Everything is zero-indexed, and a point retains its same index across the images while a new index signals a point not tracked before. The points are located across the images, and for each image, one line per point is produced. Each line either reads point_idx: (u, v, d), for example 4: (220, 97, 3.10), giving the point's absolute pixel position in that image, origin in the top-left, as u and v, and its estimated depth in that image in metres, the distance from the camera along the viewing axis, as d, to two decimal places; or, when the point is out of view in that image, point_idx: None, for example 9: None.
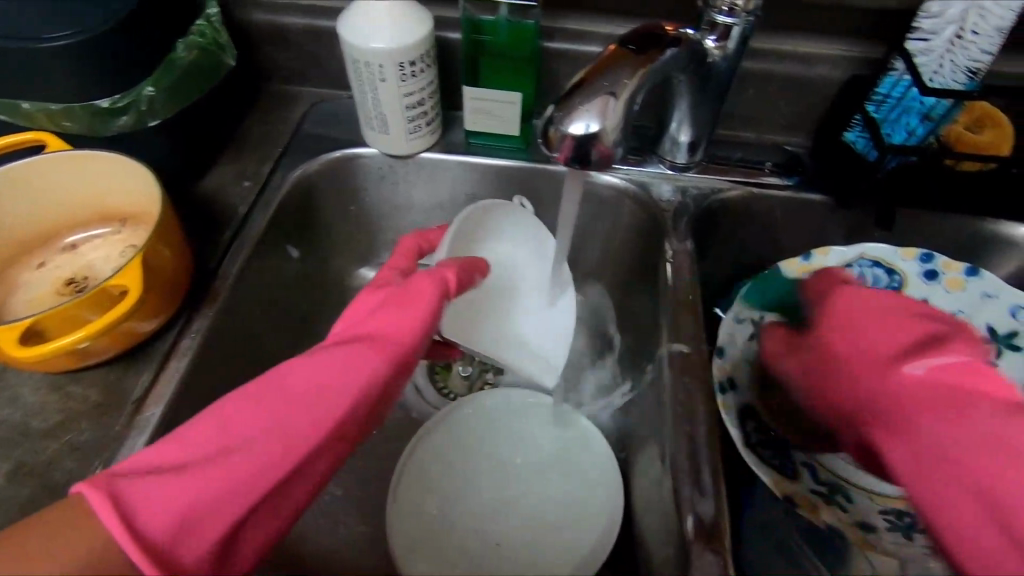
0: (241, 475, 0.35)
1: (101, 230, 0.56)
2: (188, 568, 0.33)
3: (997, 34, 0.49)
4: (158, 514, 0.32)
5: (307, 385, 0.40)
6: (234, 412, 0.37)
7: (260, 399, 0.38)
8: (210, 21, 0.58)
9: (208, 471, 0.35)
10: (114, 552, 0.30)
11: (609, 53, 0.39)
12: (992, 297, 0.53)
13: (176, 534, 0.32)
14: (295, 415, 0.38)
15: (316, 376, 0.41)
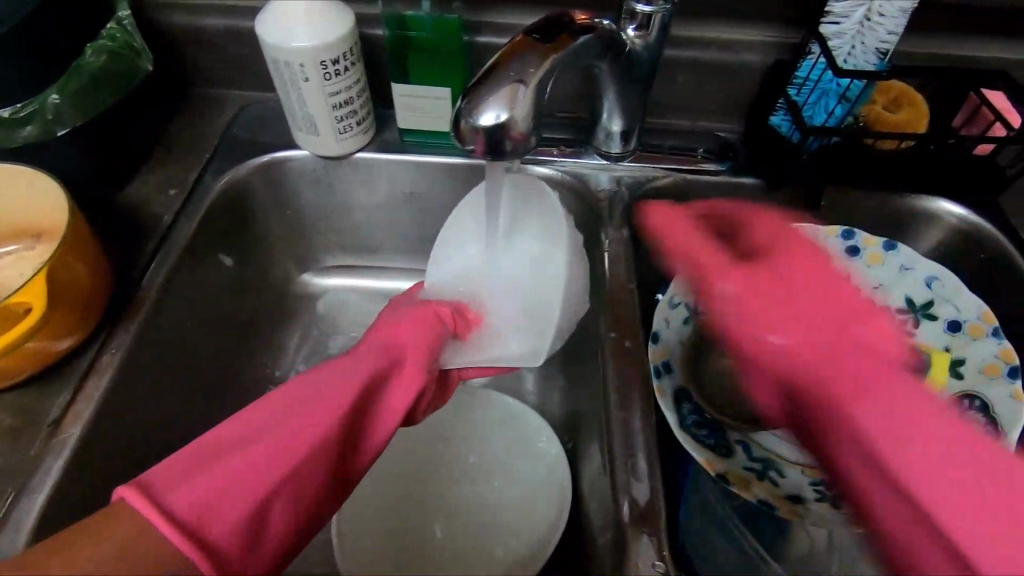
0: (264, 467, 0.38)
1: (13, 247, 0.53)
2: (220, 549, 0.35)
3: (901, 14, 0.51)
4: (183, 496, 0.35)
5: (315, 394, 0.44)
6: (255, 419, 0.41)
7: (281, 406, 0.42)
8: (121, 24, 0.56)
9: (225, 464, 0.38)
10: (152, 540, 0.33)
11: (516, 42, 0.39)
12: (909, 269, 0.54)
13: (207, 517, 0.35)
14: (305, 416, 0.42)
15: (325, 383, 0.45)
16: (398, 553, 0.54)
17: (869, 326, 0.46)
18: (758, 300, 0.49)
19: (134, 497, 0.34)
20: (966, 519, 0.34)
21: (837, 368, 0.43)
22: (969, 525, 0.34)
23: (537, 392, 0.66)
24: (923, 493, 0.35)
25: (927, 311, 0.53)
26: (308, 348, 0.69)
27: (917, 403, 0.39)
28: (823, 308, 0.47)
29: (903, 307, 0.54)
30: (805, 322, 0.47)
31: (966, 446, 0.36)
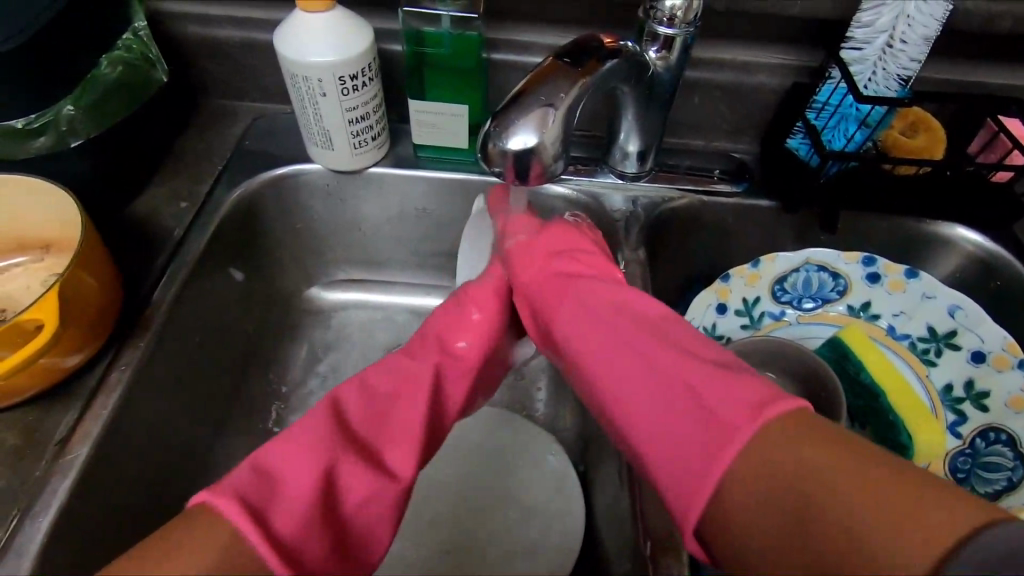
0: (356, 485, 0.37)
1: (20, 258, 0.52)
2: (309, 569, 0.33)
3: (924, 42, 0.50)
4: (286, 522, 0.33)
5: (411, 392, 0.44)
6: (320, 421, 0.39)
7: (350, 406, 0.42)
8: (137, 34, 0.56)
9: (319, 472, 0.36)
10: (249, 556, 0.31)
11: (545, 67, 0.39)
12: (931, 298, 0.54)
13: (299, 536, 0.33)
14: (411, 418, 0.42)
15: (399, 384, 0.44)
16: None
17: (565, 243, 0.53)
18: (530, 252, 0.52)
19: (221, 505, 0.32)
20: (639, 404, 0.39)
21: (545, 292, 0.49)
22: (661, 409, 0.38)
23: (548, 412, 0.65)
24: (624, 389, 0.41)
25: (948, 340, 0.53)
26: (315, 362, 0.68)
27: (618, 316, 0.44)
28: (545, 249, 0.52)
29: (925, 335, 0.54)
30: (530, 263, 0.52)
31: (643, 350, 0.41)
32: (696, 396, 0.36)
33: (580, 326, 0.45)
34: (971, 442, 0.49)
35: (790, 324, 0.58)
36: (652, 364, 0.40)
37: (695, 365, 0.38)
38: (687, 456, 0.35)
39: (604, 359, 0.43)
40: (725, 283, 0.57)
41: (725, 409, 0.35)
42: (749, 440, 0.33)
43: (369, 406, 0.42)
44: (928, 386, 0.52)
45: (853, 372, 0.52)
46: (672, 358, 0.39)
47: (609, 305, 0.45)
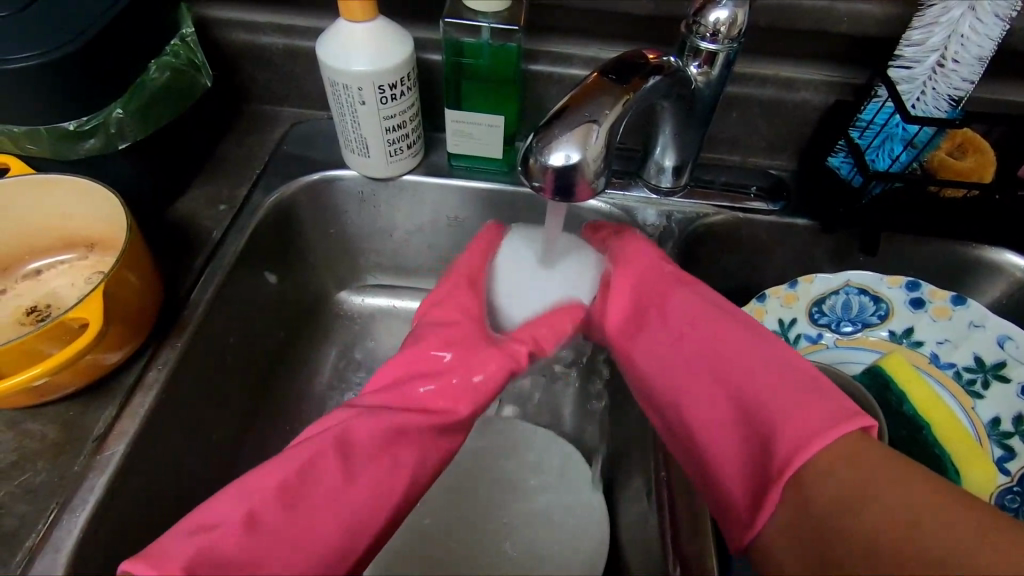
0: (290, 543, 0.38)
1: (66, 256, 0.54)
2: None
3: (977, 62, 0.48)
4: None
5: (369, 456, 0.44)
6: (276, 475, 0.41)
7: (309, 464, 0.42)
8: (185, 40, 0.57)
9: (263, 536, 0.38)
10: None
11: (589, 82, 0.39)
12: (979, 326, 0.52)
13: None
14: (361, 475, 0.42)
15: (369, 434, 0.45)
16: None
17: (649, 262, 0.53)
18: (634, 252, 0.54)
19: None
20: (723, 414, 0.45)
21: (643, 296, 0.53)
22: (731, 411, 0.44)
23: (574, 426, 0.65)
24: (702, 395, 0.46)
25: (997, 372, 0.51)
26: (343, 367, 0.69)
27: (714, 330, 0.48)
28: (649, 258, 0.54)
29: (971, 365, 0.52)
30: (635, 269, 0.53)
31: (733, 360, 0.46)
32: (778, 412, 0.41)
33: (694, 334, 0.49)
34: (1020, 480, 0.47)
35: (827, 347, 0.56)
36: (741, 377, 0.45)
37: (790, 382, 0.43)
38: (765, 464, 0.40)
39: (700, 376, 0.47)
40: (761, 304, 0.56)
41: (814, 425, 0.39)
42: (823, 447, 0.38)
43: (323, 475, 0.41)
44: (973, 419, 0.50)
45: (894, 402, 0.50)
46: (768, 372, 0.44)
47: (709, 316, 0.49)
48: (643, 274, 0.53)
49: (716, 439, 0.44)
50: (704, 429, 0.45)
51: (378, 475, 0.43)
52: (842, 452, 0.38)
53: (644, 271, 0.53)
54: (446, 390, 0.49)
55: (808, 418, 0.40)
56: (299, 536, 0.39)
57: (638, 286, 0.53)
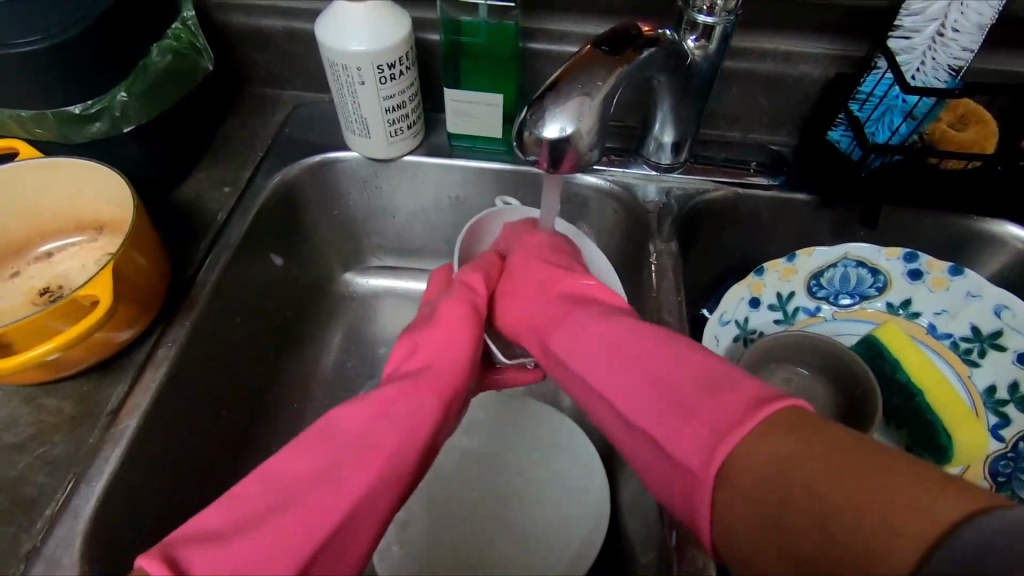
0: (297, 528, 0.33)
1: (76, 238, 0.55)
2: None
3: (978, 31, 0.48)
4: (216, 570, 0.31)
5: (364, 424, 0.39)
6: (277, 465, 0.36)
7: (309, 447, 0.37)
8: (186, 24, 0.58)
9: (268, 527, 0.33)
10: None
11: (582, 54, 0.39)
12: (976, 296, 0.53)
13: None
14: (366, 454, 0.37)
15: (372, 421, 0.39)
16: (434, 558, 0.53)
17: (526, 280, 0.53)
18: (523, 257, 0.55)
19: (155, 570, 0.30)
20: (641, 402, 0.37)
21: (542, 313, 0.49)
22: (635, 412, 0.38)
23: (576, 401, 0.66)
24: (599, 383, 0.40)
25: (993, 341, 0.52)
26: (349, 346, 0.70)
27: (614, 337, 0.41)
28: (536, 260, 0.54)
29: (968, 335, 0.53)
30: (531, 279, 0.52)
31: (634, 357, 0.39)
32: (677, 421, 0.35)
33: (582, 343, 0.43)
34: (1014, 445, 0.48)
35: (825, 319, 0.57)
36: (647, 359, 0.39)
37: (699, 362, 0.37)
38: (684, 480, 0.34)
39: (607, 367, 0.40)
40: (759, 278, 0.56)
41: (710, 425, 0.33)
42: (753, 431, 0.31)
43: (320, 455, 0.37)
44: (970, 387, 0.51)
45: (889, 370, 0.51)
46: (671, 363, 0.38)
47: (599, 332, 0.42)
48: (541, 307, 0.50)
49: (640, 442, 0.38)
50: (628, 429, 0.39)
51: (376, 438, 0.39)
52: (790, 432, 0.31)
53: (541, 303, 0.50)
54: (427, 364, 0.47)
55: (723, 407, 0.33)
56: (308, 521, 0.34)
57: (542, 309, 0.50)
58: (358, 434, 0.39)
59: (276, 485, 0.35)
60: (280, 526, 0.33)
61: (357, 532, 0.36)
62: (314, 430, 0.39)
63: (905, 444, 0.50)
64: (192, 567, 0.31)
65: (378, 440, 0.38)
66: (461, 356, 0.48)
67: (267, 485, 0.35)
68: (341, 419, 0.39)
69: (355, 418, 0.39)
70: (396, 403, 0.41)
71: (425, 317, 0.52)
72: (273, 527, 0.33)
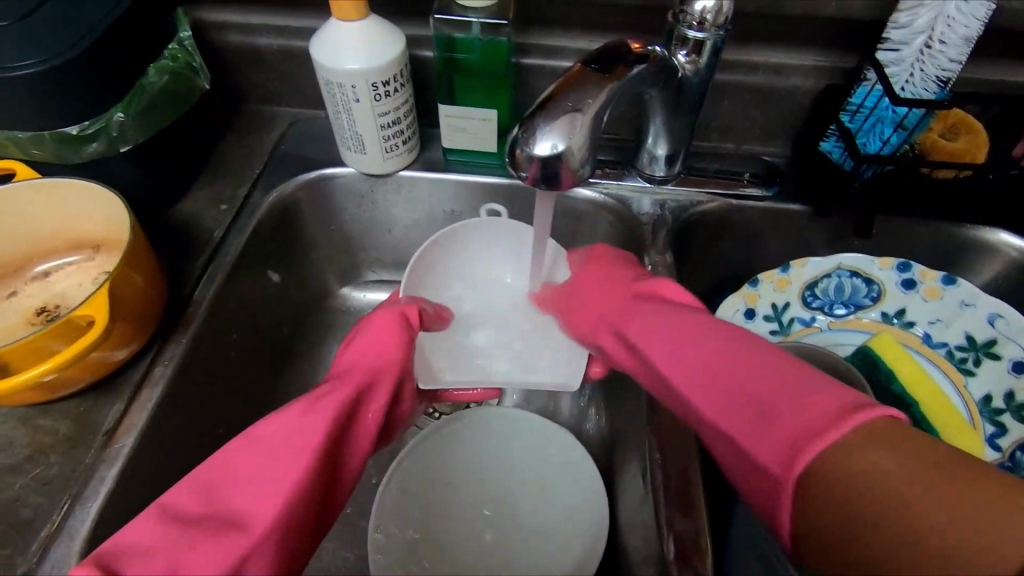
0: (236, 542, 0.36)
1: (73, 258, 0.55)
2: None
3: (965, 43, 0.48)
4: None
5: (289, 426, 0.42)
6: (212, 471, 0.40)
7: (238, 456, 0.40)
8: (182, 43, 0.59)
9: (193, 539, 0.36)
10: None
11: (573, 72, 0.40)
12: (970, 305, 0.53)
13: None
14: (280, 458, 0.40)
15: (291, 426, 0.42)
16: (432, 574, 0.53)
17: (605, 271, 0.55)
18: (600, 263, 0.56)
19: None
20: (717, 400, 0.38)
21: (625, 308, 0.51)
22: (709, 407, 0.38)
23: (574, 413, 0.66)
24: (672, 374, 0.42)
25: (988, 349, 0.52)
26: None
27: (698, 339, 0.42)
28: (607, 260, 0.56)
29: (963, 344, 0.53)
30: (612, 269, 0.55)
31: (711, 353, 0.40)
32: (765, 420, 0.34)
33: (669, 340, 0.44)
34: (1011, 455, 0.48)
35: (821, 330, 0.57)
36: (722, 358, 0.39)
37: (784, 367, 0.36)
38: (766, 476, 0.33)
39: (694, 355, 0.41)
40: (754, 289, 0.57)
41: (794, 425, 0.33)
42: (839, 439, 0.31)
43: (242, 460, 0.40)
44: (966, 397, 0.51)
45: (883, 382, 0.51)
46: (757, 356, 0.38)
47: (678, 328, 0.44)
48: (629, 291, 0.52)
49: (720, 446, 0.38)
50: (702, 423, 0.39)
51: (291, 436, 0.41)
52: (876, 437, 0.30)
53: (622, 292, 0.52)
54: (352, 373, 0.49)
55: (807, 410, 0.33)
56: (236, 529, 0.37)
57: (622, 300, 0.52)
58: (283, 440, 0.41)
59: (204, 497, 0.39)
60: (201, 543, 0.36)
61: (285, 526, 0.38)
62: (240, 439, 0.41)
63: None
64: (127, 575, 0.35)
65: (300, 438, 0.41)
66: (389, 361, 0.51)
67: (198, 493, 0.39)
68: (268, 426, 0.42)
69: (280, 425, 0.42)
70: (321, 401, 0.44)
71: (357, 330, 0.54)
72: (195, 546, 0.36)
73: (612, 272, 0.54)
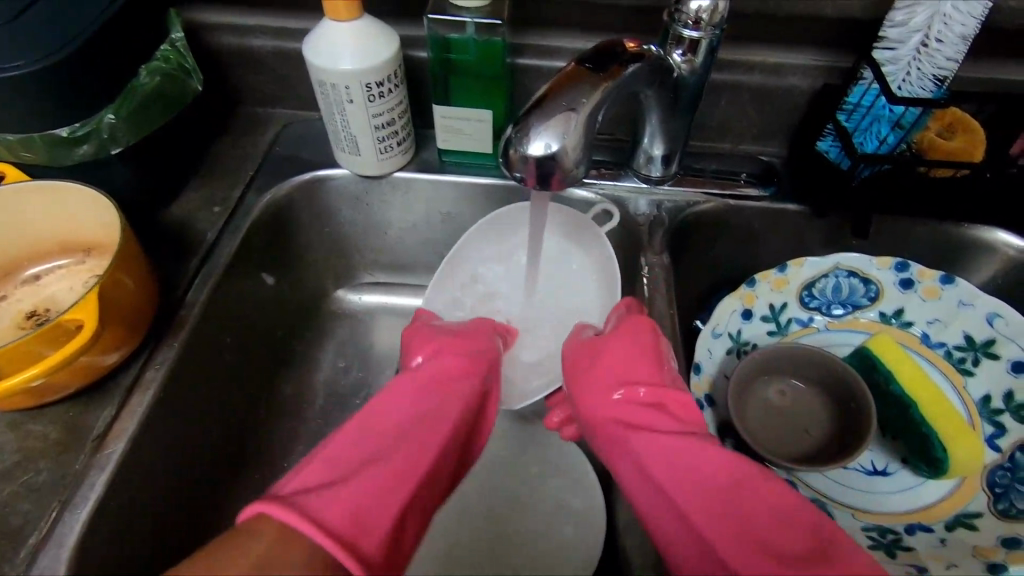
0: (391, 477, 0.39)
1: (64, 261, 0.55)
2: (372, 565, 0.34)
3: (962, 42, 0.48)
4: (332, 510, 0.35)
5: (413, 405, 0.46)
6: (340, 445, 0.41)
7: (368, 429, 0.43)
8: (174, 45, 0.58)
9: (364, 478, 0.38)
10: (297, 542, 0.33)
11: (567, 71, 0.39)
12: (968, 305, 0.52)
13: (352, 530, 0.35)
14: (427, 436, 0.43)
15: (413, 405, 0.46)
16: None
17: (617, 353, 0.49)
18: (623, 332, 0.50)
19: (275, 514, 0.34)
20: (720, 560, 0.35)
21: (626, 413, 0.46)
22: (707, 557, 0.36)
23: None
24: (672, 508, 0.38)
25: (987, 349, 0.52)
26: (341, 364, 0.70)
27: (705, 467, 0.39)
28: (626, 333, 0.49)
29: (961, 344, 0.53)
30: (618, 352, 0.49)
31: (722, 497, 0.37)
32: None
33: (675, 463, 0.40)
34: (1011, 456, 0.48)
35: (818, 330, 0.57)
36: (740, 500, 0.37)
37: (801, 525, 0.35)
38: None
39: (696, 497, 0.38)
40: (751, 289, 0.56)
41: None
42: None
43: (376, 435, 0.42)
44: (964, 397, 0.51)
45: (882, 382, 0.51)
46: (774, 511, 0.36)
47: (678, 453, 0.41)
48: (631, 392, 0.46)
49: None
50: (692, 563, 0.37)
51: (428, 417, 0.45)
52: None
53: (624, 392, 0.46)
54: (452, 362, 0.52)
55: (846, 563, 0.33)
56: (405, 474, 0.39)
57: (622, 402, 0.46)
58: (410, 417, 0.45)
59: (362, 453, 0.41)
60: (378, 474, 0.38)
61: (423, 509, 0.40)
62: (366, 416, 0.44)
63: (901, 456, 0.50)
64: (316, 507, 0.35)
65: (426, 418, 0.45)
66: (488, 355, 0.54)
67: (328, 463, 0.39)
68: (388, 405, 0.46)
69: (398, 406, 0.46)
70: (447, 383, 0.49)
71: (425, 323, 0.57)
72: (377, 479, 0.38)
73: (620, 358, 0.49)
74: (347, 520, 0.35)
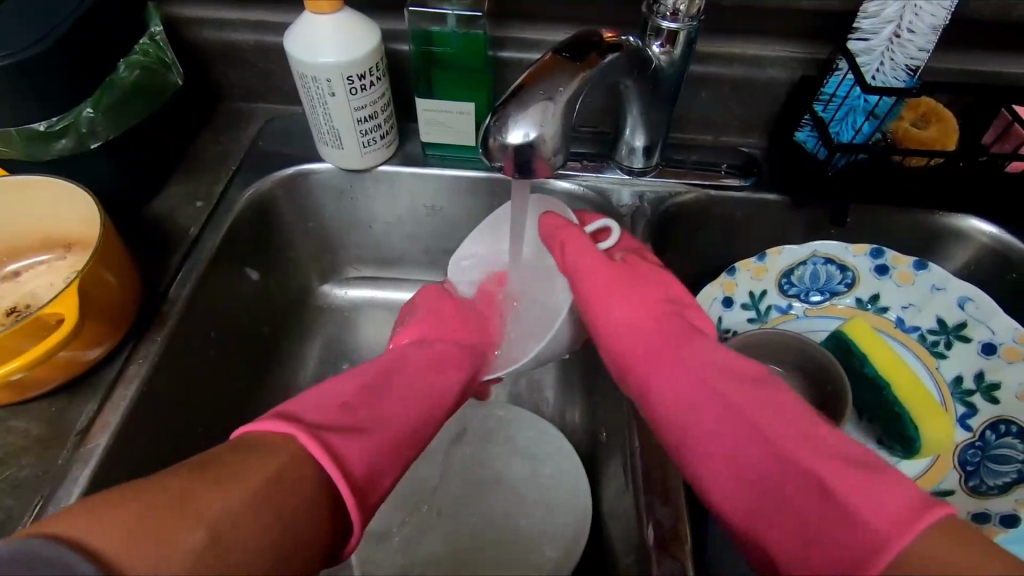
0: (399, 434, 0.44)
1: (43, 256, 0.54)
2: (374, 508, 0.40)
3: (932, 32, 0.49)
4: (359, 458, 0.39)
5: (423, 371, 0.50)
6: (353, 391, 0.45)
7: (375, 381, 0.47)
8: (154, 38, 0.57)
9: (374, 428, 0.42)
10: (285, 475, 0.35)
11: (544, 61, 0.40)
12: (941, 289, 0.54)
13: (366, 479, 0.39)
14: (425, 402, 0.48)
15: (424, 371, 0.50)
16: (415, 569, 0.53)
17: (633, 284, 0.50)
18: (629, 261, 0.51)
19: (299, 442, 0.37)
20: (776, 468, 0.36)
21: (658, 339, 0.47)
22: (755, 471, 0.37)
23: (557, 407, 0.66)
24: (715, 425, 0.40)
25: (958, 332, 0.53)
26: (327, 359, 0.70)
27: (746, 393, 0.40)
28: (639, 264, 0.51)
29: (934, 328, 0.54)
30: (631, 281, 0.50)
31: (766, 414, 0.38)
32: (835, 500, 0.33)
33: (710, 387, 0.41)
34: (981, 435, 0.50)
35: (797, 317, 0.58)
36: (782, 419, 0.38)
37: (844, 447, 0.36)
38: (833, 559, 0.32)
39: (737, 411, 0.39)
40: (731, 277, 0.57)
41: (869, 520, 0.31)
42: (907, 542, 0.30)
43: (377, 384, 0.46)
44: (937, 378, 0.53)
45: (857, 365, 0.52)
46: (817, 434, 0.37)
47: (716, 374, 0.42)
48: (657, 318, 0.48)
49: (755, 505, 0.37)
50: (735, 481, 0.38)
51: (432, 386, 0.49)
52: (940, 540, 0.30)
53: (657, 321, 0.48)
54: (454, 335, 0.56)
55: (877, 505, 0.31)
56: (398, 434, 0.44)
57: (651, 327, 0.48)
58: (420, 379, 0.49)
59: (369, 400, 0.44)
60: (384, 429, 0.43)
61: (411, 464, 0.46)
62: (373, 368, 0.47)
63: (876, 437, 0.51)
64: (341, 448, 0.39)
65: (433, 386, 0.49)
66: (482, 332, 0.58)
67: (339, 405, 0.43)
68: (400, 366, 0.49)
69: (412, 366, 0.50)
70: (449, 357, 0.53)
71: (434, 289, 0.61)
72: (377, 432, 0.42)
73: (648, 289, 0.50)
74: (365, 466, 0.39)
